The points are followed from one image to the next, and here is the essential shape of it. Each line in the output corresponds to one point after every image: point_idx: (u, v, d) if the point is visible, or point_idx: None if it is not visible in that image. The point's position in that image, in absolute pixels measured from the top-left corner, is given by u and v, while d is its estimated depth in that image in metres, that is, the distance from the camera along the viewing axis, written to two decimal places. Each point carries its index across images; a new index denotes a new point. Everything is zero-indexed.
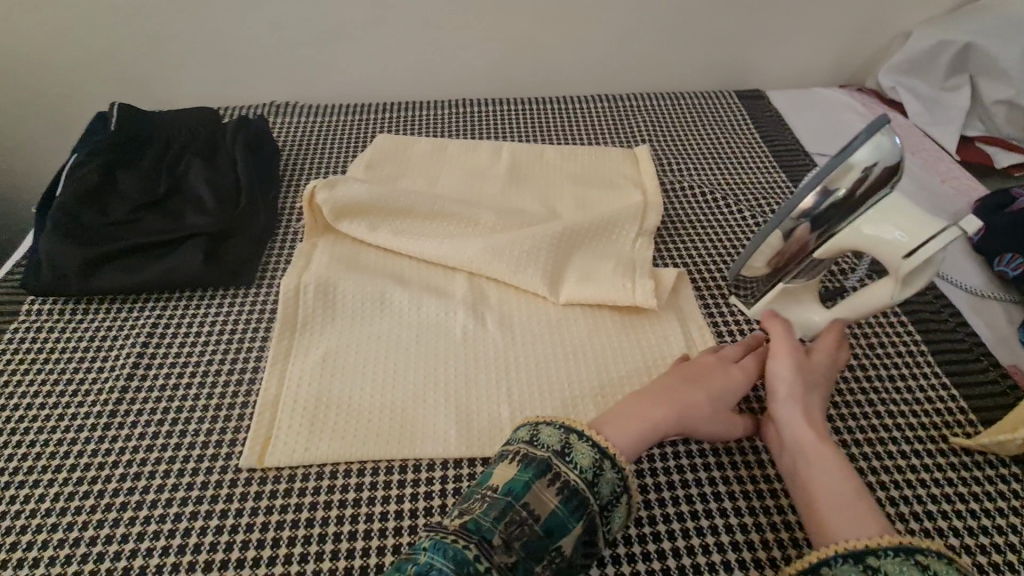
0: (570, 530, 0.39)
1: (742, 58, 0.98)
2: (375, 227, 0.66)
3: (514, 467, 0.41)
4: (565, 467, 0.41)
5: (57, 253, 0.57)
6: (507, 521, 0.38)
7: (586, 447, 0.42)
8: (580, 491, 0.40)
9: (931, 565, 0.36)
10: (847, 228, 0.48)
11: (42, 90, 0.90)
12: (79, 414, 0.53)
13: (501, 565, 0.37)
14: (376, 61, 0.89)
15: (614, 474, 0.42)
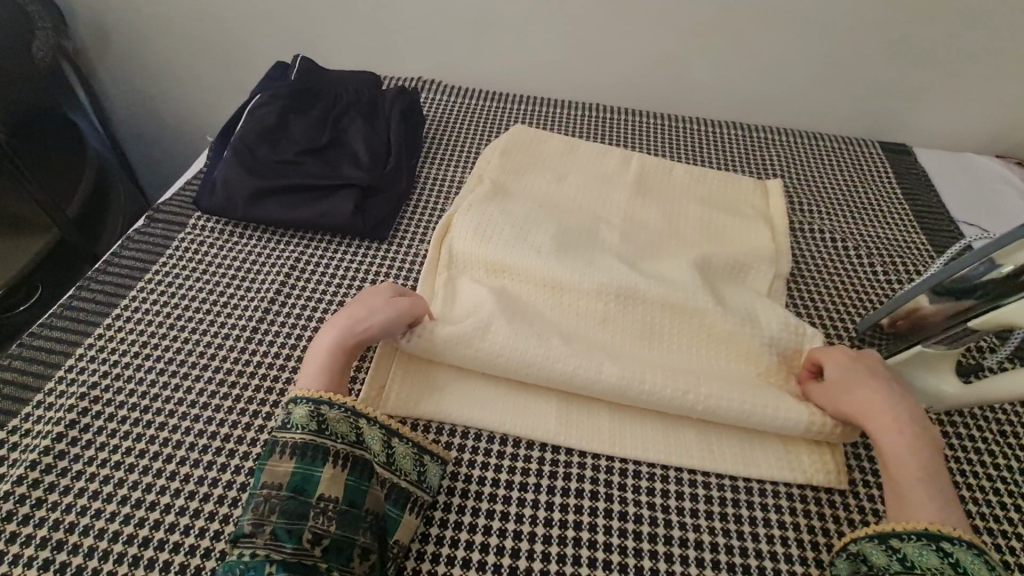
0: (315, 480, 0.45)
1: (895, 108, 0.93)
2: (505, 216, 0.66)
3: (290, 461, 0.45)
4: (287, 434, 0.46)
5: (233, 178, 0.64)
6: (257, 508, 0.43)
7: (334, 412, 0.48)
8: (309, 443, 0.46)
9: (954, 552, 0.42)
10: (1014, 304, 0.45)
11: (227, 37, 1.01)
12: (226, 325, 0.59)
13: (269, 541, 0.42)
14: (524, 54, 0.93)
15: (340, 412, 0.48)
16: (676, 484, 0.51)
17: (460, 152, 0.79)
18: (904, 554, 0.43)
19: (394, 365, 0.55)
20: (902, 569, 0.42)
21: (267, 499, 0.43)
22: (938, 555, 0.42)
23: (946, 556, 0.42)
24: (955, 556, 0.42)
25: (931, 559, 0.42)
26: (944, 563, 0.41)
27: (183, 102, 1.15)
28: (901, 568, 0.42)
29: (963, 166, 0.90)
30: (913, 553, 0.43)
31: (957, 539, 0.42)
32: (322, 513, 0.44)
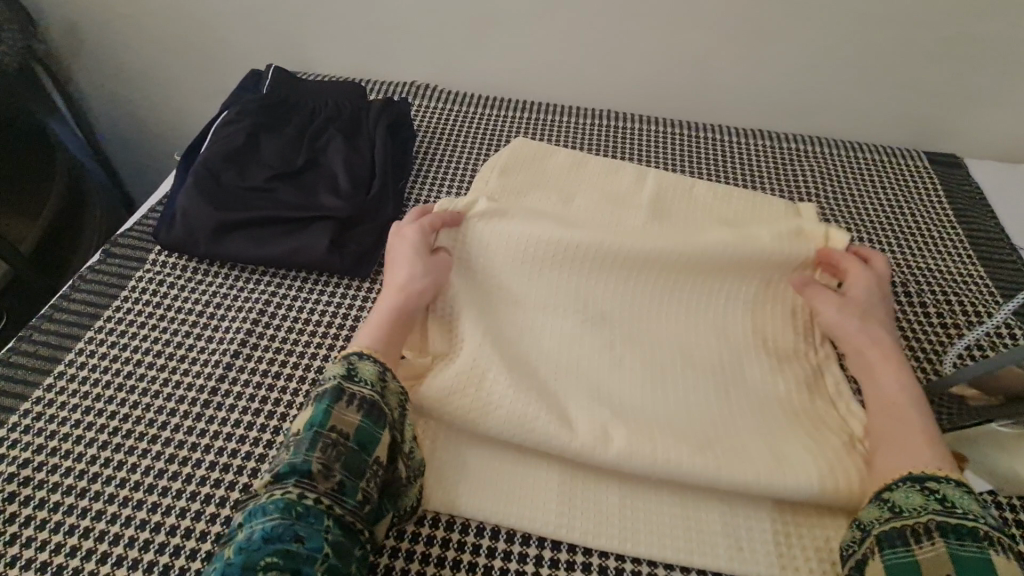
0: (379, 440, 0.42)
1: (943, 115, 0.83)
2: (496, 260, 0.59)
3: (357, 415, 0.42)
4: (355, 386, 0.43)
5: (193, 211, 0.57)
6: (321, 450, 0.40)
7: (394, 385, 0.45)
8: (374, 402, 0.43)
9: (939, 489, 0.39)
10: None
11: (206, 39, 0.93)
12: (181, 384, 0.51)
13: (329, 491, 0.38)
14: (526, 57, 0.84)
15: (399, 384, 0.46)
16: None
17: (455, 170, 0.71)
18: (888, 501, 0.40)
19: None
20: (890, 516, 0.40)
21: (334, 444, 0.40)
22: (922, 494, 0.40)
23: (930, 494, 0.39)
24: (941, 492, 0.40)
25: (915, 499, 0.40)
26: (930, 500, 0.39)
27: (163, 106, 1.07)
28: (890, 516, 0.40)
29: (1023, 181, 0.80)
30: (890, 498, 0.41)
31: (941, 478, 0.40)
32: (373, 478, 0.41)
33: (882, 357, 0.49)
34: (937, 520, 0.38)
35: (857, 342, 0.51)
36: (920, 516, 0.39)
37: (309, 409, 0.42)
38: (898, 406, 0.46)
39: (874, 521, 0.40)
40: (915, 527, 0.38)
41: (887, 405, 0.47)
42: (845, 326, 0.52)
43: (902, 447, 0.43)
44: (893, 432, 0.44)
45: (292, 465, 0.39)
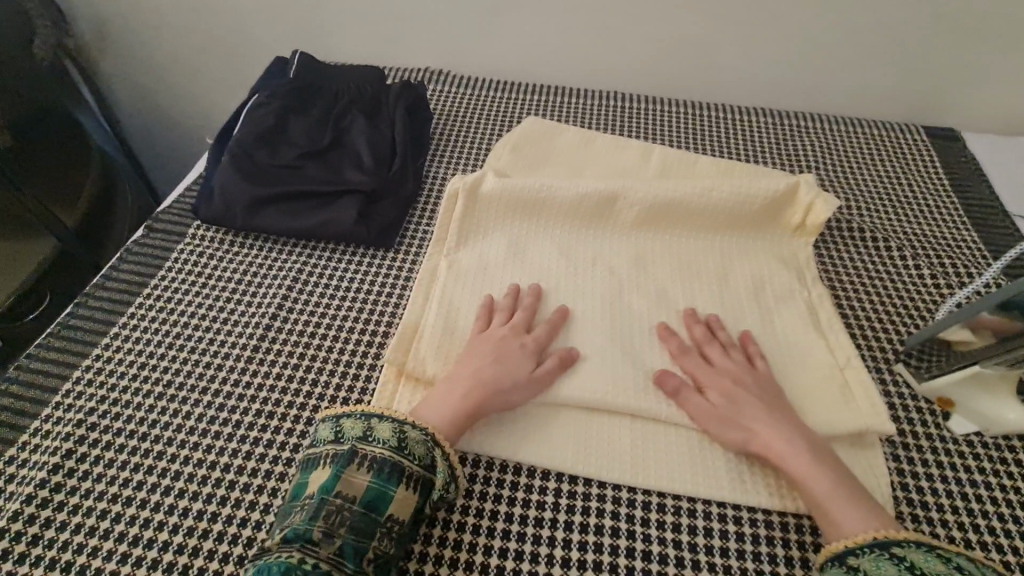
0: (391, 497, 0.42)
1: (942, 90, 0.85)
2: (516, 240, 0.63)
3: (366, 473, 0.43)
4: (369, 447, 0.44)
5: (229, 186, 0.61)
6: (325, 515, 0.41)
7: (414, 432, 0.45)
8: (389, 460, 0.43)
9: (857, 565, 0.40)
10: None
11: (226, 30, 0.97)
12: (226, 343, 0.56)
13: (330, 556, 0.39)
14: (535, 40, 0.87)
15: (422, 433, 0.45)
16: (708, 519, 0.47)
17: (469, 149, 0.75)
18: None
19: (402, 387, 0.52)
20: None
21: (338, 510, 0.41)
22: (893, 563, 0.40)
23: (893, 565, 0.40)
24: (863, 567, 0.40)
25: (889, 569, 0.39)
26: (902, 569, 0.39)
27: (188, 98, 1.12)
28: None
29: (1019, 152, 0.82)
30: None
31: (904, 541, 0.41)
32: (386, 534, 0.41)
33: (785, 440, 0.47)
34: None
35: (755, 427, 0.48)
36: None
37: (320, 473, 0.43)
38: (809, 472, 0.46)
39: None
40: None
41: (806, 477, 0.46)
42: (748, 411, 0.49)
43: (852, 513, 0.43)
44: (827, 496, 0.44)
45: (293, 529, 0.40)
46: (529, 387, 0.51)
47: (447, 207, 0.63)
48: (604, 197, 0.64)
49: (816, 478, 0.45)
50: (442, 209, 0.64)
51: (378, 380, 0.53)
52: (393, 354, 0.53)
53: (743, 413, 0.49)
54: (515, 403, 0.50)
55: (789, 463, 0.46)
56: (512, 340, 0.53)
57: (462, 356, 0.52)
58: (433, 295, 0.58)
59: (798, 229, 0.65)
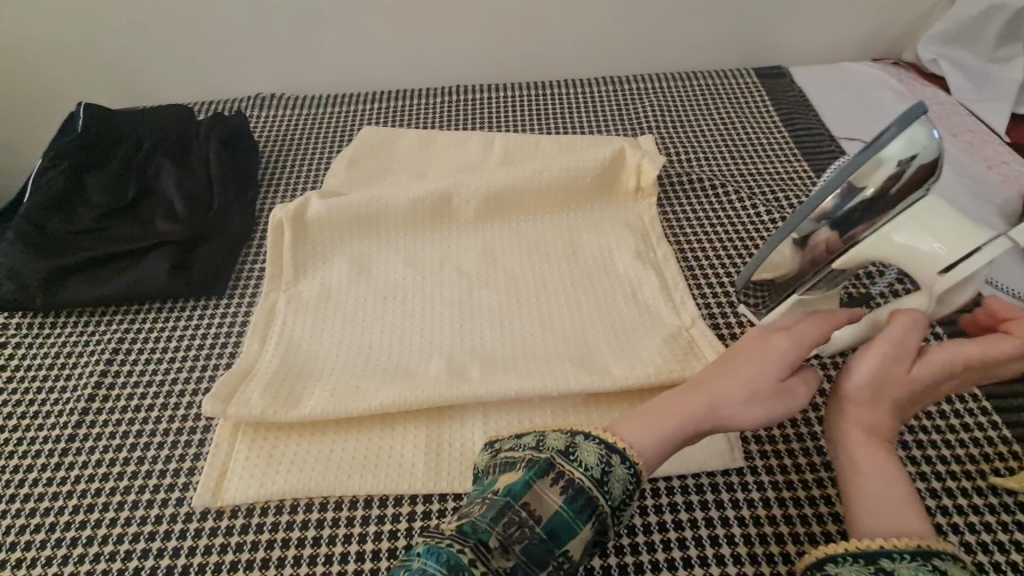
0: (576, 531, 0.35)
1: (760, 34, 0.89)
2: (357, 259, 0.60)
3: (560, 497, 0.35)
4: (570, 466, 0.36)
5: (19, 264, 0.55)
6: (506, 522, 0.34)
7: (621, 470, 0.37)
8: (587, 490, 0.35)
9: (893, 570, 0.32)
10: (874, 236, 0.41)
11: (31, 94, 0.89)
12: (38, 437, 0.50)
13: (498, 571, 0.33)
14: (362, 52, 0.85)
15: (626, 471, 0.37)
16: None
17: (305, 174, 0.71)
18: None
19: (237, 443, 0.47)
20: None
21: (519, 523, 0.34)
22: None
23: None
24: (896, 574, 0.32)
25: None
26: None
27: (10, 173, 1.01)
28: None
29: (839, 78, 0.87)
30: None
31: (944, 553, 0.32)
32: (556, 572, 0.34)
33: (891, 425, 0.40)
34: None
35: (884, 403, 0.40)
36: None
37: (533, 482, 0.35)
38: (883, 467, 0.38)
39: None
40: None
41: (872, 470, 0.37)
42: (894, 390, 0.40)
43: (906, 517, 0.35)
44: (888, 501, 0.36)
45: (479, 527, 0.34)
46: (776, 403, 0.40)
47: (274, 240, 0.59)
48: (439, 197, 0.62)
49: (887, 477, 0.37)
50: (269, 245, 0.59)
51: (213, 441, 0.48)
52: (211, 407, 0.47)
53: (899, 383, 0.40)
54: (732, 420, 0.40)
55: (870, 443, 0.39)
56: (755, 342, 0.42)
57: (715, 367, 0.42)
58: (271, 336, 0.54)
59: (637, 192, 0.65)
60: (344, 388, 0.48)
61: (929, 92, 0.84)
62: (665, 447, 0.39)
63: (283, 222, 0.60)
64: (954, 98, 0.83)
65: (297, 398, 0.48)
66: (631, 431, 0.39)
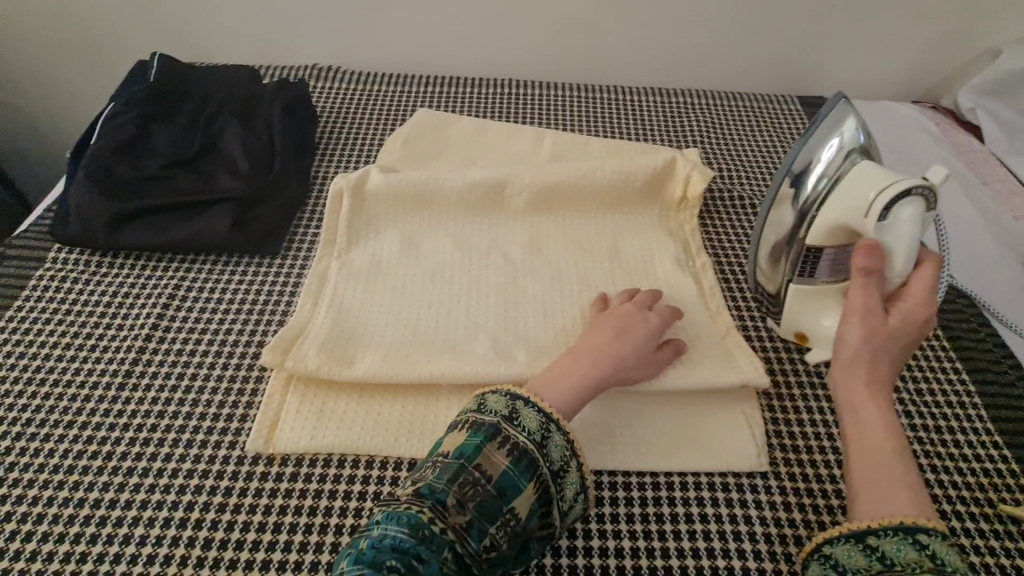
0: (522, 490, 0.40)
1: (810, 63, 0.91)
2: (408, 235, 0.62)
3: (504, 458, 0.40)
4: (514, 430, 0.42)
5: (87, 203, 0.57)
6: (461, 483, 0.39)
7: (558, 436, 0.43)
8: (530, 453, 0.41)
9: (878, 547, 0.37)
10: (820, 207, 0.48)
11: (89, 38, 0.90)
12: (93, 370, 0.51)
13: (457, 526, 0.38)
14: (422, 33, 0.86)
15: (563, 437, 0.43)
16: (609, 489, 0.49)
17: (360, 148, 0.73)
18: (845, 566, 0.38)
19: (289, 396, 0.50)
20: (882, 570, 0.36)
21: (473, 482, 0.39)
22: (916, 549, 0.36)
23: (874, 552, 0.37)
24: (882, 548, 0.37)
25: (909, 554, 0.36)
26: (923, 558, 0.35)
27: (55, 113, 1.02)
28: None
29: (881, 115, 0.89)
30: (844, 556, 0.38)
31: (931, 530, 0.36)
32: (502, 528, 0.39)
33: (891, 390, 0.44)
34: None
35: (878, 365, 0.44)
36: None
37: (482, 446, 0.41)
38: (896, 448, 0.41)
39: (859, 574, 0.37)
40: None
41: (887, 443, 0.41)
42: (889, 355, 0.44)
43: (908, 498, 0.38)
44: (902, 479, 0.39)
45: (434, 488, 0.39)
46: (650, 364, 0.51)
47: (332, 208, 0.61)
48: (493, 184, 0.64)
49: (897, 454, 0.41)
50: (327, 211, 0.62)
51: (266, 391, 0.51)
52: (271, 358, 0.50)
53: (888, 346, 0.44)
54: (633, 377, 0.49)
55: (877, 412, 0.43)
56: (635, 315, 0.53)
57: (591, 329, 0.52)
58: (322, 299, 0.56)
59: (681, 203, 0.67)
60: (398, 356, 0.51)
61: (966, 140, 0.87)
62: (584, 395, 0.46)
63: (341, 192, 0.62)
64: (988, 147, 0.86)
65: (351, 359, 0.51)
66: (557, 388, 0.46)
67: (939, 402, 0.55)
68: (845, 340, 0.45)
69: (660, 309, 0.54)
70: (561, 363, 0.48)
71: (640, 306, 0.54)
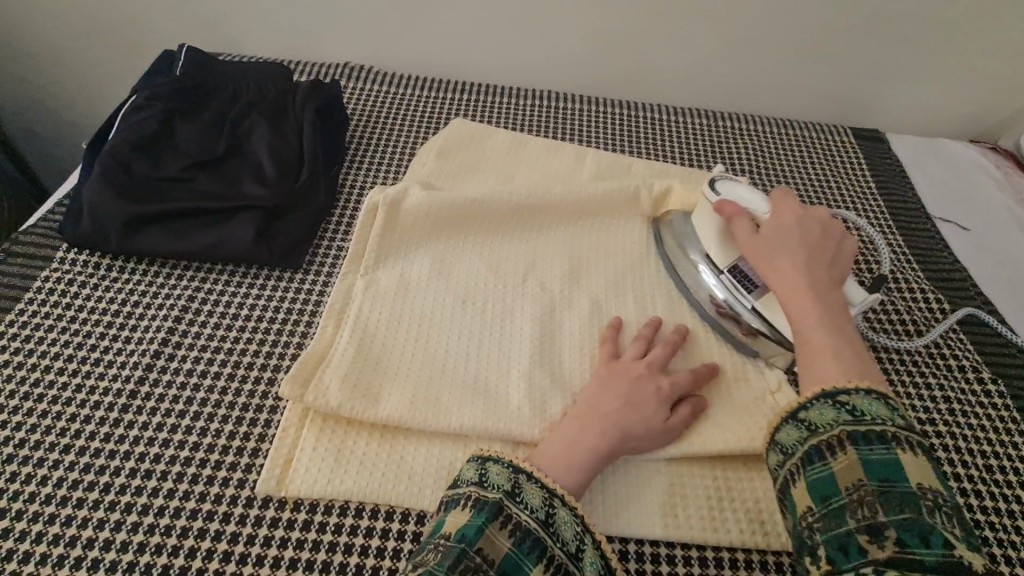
0: (527, 575, 0.36)
1: (867, 93, 0.86)
2: (440, 257, 0.57)
3: (506, 537, 0.37)
4: (516, 508, 0.39)
5: (99, 203, 0.53)
6: (462, 569, 0.35)
7: (565, 512, 0.40)
8: (534, 532, 0.38)
9: (807, 415, 0.39)
10: None
11: (110, 19, 0.85)
12: (96, 387, 0.48)
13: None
14: (461, 37, 0.82)
15: (570, 514, 0.40)
16: (650, 560, 0.44)
17: (391, 156, 0.69)
18: (784, 444, 0.39)
19: (305, 430, 0.46)
20: (808, 435, 0.38)
21: (475, 568, 0.36)
22: (834, 408, 0.38)
23: (801, 424, 0.39)
24: (811, 417, 0.39)
25: (828, 414, 0.38)
26: (843, 412, 0.38)
27: (73, 94, 0.98)
28: (828, 495, 0.35)
29: (939, 154, 0.84)
30: (781, 435, 0.40)
31: (851, 389, 0.38)
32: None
33: (805, 274, 0.48)
34: (848, 431, 0.36)
35: (777, 262, 0.49)
36: (834, 431, 0.37)
37: (483, 526, 0.38)
38: (822, 324, 0.44)
39: (791, 446, 0.39)
40: (829, 441, 0.37)
41: (810, 320, 0.45)
42: (785, 249, 0.50)
43: (839, 365, 0.41)
44: (832, 352, 0.42)
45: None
46: (663, 435, 0.47)
47: (364, 222, 0.57)
48: (534, 206, 0.59)
49: (826, 330, 0.44)
50: (356, 226, 0.57)
51: (280, 422, 0.47)
52: (290, 388, 0.46)
53: (775, 243, 0.50)
54: (642, 447, 0.46)
55: (799, 299, 0.46)
56: (646, 379, 0.48)
57: (597, 393, 0.48)
58: (346, 321, 0.52)
59: None
60: (425, 396, 0.47)
61: None
62: (591, 468, 0.43)
63: (370, 209, 0.58)
64: None
65: (375, 396, 0.47)
66: (562, 465, 0.43)
67: (1010, 483, 0.50)
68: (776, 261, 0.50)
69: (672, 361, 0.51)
70: (566, 434, 0.45)
71: (653, 366, 0.50)
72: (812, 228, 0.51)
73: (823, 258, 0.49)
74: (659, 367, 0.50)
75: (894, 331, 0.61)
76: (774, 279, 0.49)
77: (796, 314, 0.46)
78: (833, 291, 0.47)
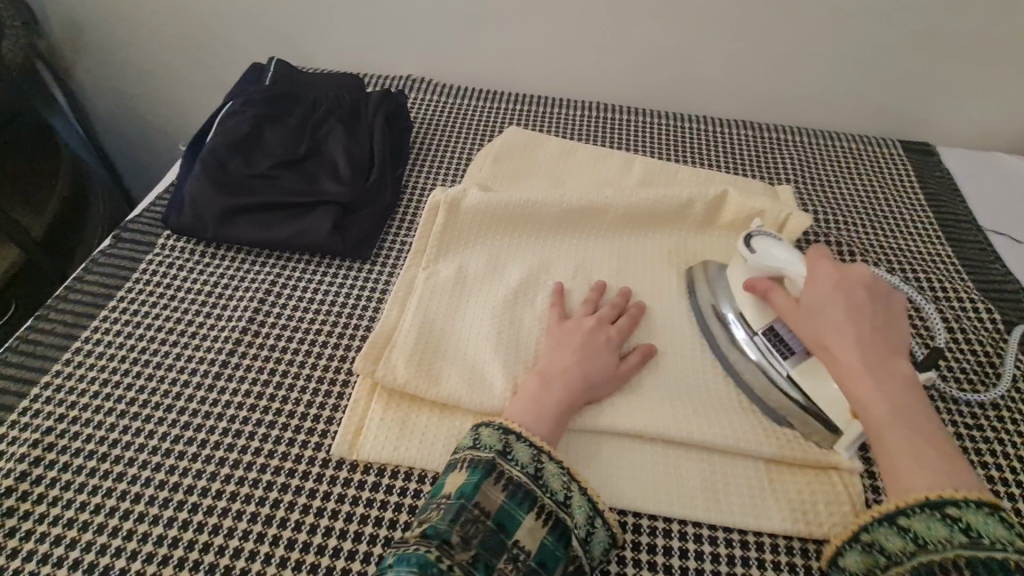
0: (520, 522, 0.40)
1: (919, 106, 0.86)
2: (495, 255, 0.61)
3: (500, 492, 0.41)
4: (507, 466, 0.42)
5: (200, 196, 0.59)
6: (463, 520, 0.40)
7: (550, 466, 0.43)
8: (525, 486, 0.42)
9: (909, 526, 0.39)
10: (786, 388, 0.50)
11: (197, 32, 0.94)
12: (193, 357, 0.54)
13: (463, 563, 0.38)
14: (518, 50, 0.86)
15: (557, 467, 0.43)
16: (692, 540, 0.46)
17: (450, 161, 0.74)
18: (886, 550, 0.40)
19: (373, 403, 0.51)
20: (916, 550, 0.38)
21: (474, 519, 0.40)
22: (945, 525, 0.38)
23: (907, 534, 0.39)
24: (913, 529, 0.39)
25: (939, 531, 0.38)
26: (954, 531, 0.37)
27: (160, 101, 1.07)
28: (915, 548, 0.38)
29: (992, 168, 0.83)
30: (884, 541, 0.40)
31: (960, 500, 0.38)
32: (513, 562, 0.39)
33: (871, 367, 0.45)
34: (965, 556, 0.36)
35: (833, 343, 0.46)
36: (943, 552, 0.37)
37: (477, 487, 0.41)
38: (895, 426, 0.42)
39: (898, 557, 0.39)
40: (942, 563, 0.36)
41: (883, 413, 0.43)
42: (832, 319, 0.47)
43: (923, 472, 0.40)
44: (915, 456, 0.41)
45: (436, 527, 0.39)
46: (611, 380, 0.51)
47: (427, 220, 0.62)
48: (586, 207, 0.63)
49: (899, 423, 0.42)
50: (423, 222, 0.62)
51: (350, 395, 0.52)
52: (363, 364, 0.51)
53: (818, 323, 0.47)
54: (600, 396, 0.50)
55: (866, 391, 0.44)
56: (596, 332, 0.53)
57: (552, 348, 0.52)
58: (409, 305, 0.56)
59: None
60: (481, 380, 0.51)
61: None
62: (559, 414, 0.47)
63: (432, 201, 0.62)
64: None
65: (437, 375, 0.51)
66: (536, 416, 0.46)
67: None
68: (841, 331, 0.46)
69: (622, 319, 0.55)
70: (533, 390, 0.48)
71: (603, 321, 0.54)
72: (854, 283, 0.48)
73: (877, 324, 0.47)
74: (609, 322, 0.55)
75: (942, 338, 0.61)
76: (829, 361, 0.47)
77: (868, 414, 0.44)
78: (898, 365, 0.45)
